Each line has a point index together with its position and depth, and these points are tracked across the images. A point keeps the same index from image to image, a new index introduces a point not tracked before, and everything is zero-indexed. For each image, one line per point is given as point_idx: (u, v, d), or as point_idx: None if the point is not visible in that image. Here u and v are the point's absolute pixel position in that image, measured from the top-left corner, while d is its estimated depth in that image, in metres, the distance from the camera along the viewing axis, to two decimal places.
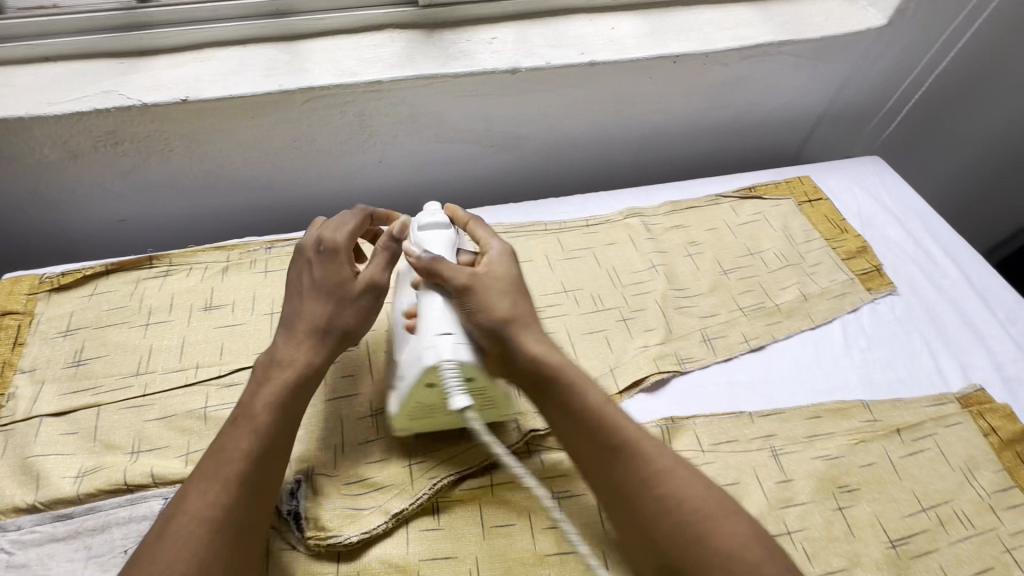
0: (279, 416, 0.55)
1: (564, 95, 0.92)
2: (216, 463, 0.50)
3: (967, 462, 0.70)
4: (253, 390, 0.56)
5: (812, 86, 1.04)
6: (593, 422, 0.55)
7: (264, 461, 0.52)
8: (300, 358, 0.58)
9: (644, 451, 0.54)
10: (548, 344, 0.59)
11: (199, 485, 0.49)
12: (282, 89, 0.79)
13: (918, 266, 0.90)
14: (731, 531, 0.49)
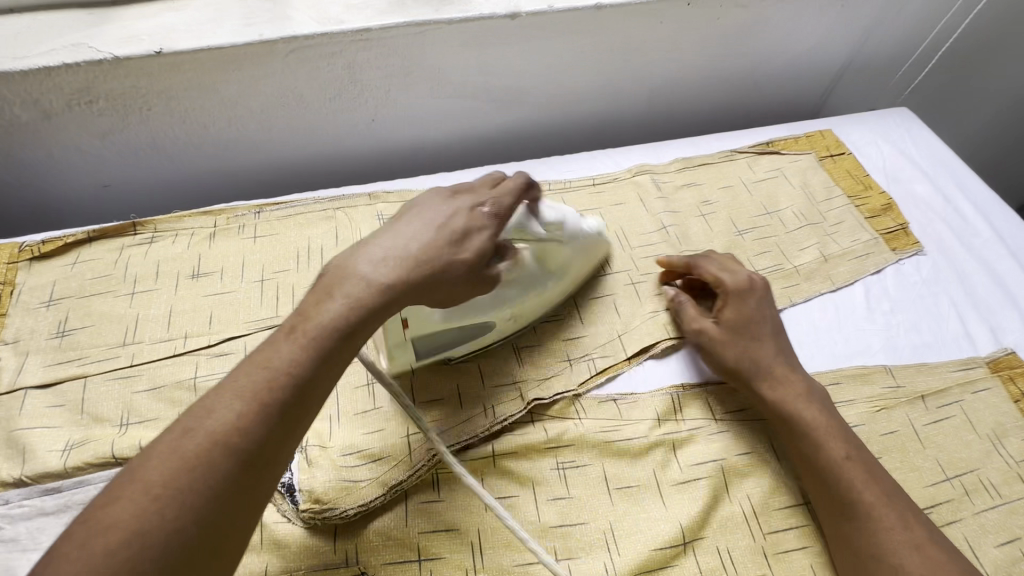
0: (337, 342, 0.47)
1: (568, 43, 0.85)
2: (255, 381, 0.43)
3: (995, 430, 0.67)
4: (321, 302, 0.48)
5: (837, 31, 0.96)
6: (789, 416, 0.62)
7: (305, 394, 0.45)
8: (379, 282, 0.49)
9: (829, 447, 0.59)
10: (729, 314, 0.67)
11: (231, 400, 0.42)
12: (263, 39, 0.73)
13: (947, 225, 0.85)
14: (888, 519, 0.54)
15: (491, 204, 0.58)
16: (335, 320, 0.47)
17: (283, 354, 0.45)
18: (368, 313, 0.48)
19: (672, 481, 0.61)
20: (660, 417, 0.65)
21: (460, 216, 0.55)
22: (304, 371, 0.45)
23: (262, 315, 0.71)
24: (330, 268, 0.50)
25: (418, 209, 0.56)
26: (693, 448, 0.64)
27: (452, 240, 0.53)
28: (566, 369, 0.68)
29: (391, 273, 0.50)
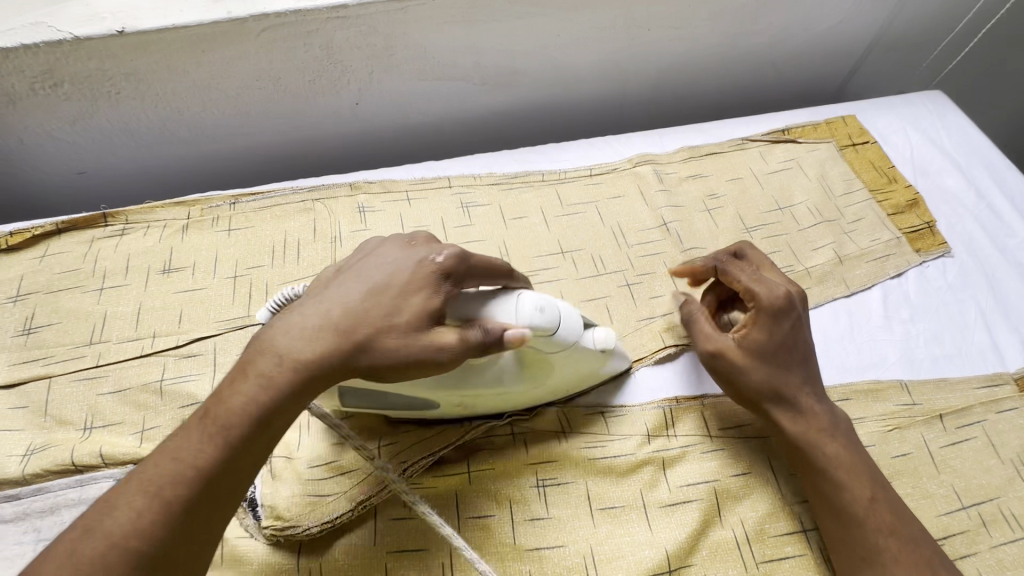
0: (252, 426, 0.42)
1: (565, 19, 0.78)
2: (156, 474, 0.39)
3: (1020, 454, 0.61)
4: (235, 378, 0.43)
5: (866, 5, 0.87)
6: (827, 445, 0.55)
7: (210, 491, 0.40)
8: (302, 352, 0.43)
9: (863, 483, 0.54)
10: (782, 336, 0.57)
11: (132, 496, 0.38)
12: (231, 16, 0.68)
13: (979, 223, 0.77)
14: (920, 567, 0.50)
15: (446, 256, 0.46)
16: (245, 406, 0.42)
17: (189, 442, 0.41)
18: (281, 392, 0.42)
19: (659, 503, 0.57)
20: (649, 433, 0.61)
21: (403, 273, 0.46)
22: (211, 462, 0.40)
23: (233, 314, 0.68)
24: (255, 339, 0.45)
25: (364, 263, 0.47)
26: (684, 468, 0.59)
27: (382, 309, 0.44)
28: None
29: (310, 348, 0.43)
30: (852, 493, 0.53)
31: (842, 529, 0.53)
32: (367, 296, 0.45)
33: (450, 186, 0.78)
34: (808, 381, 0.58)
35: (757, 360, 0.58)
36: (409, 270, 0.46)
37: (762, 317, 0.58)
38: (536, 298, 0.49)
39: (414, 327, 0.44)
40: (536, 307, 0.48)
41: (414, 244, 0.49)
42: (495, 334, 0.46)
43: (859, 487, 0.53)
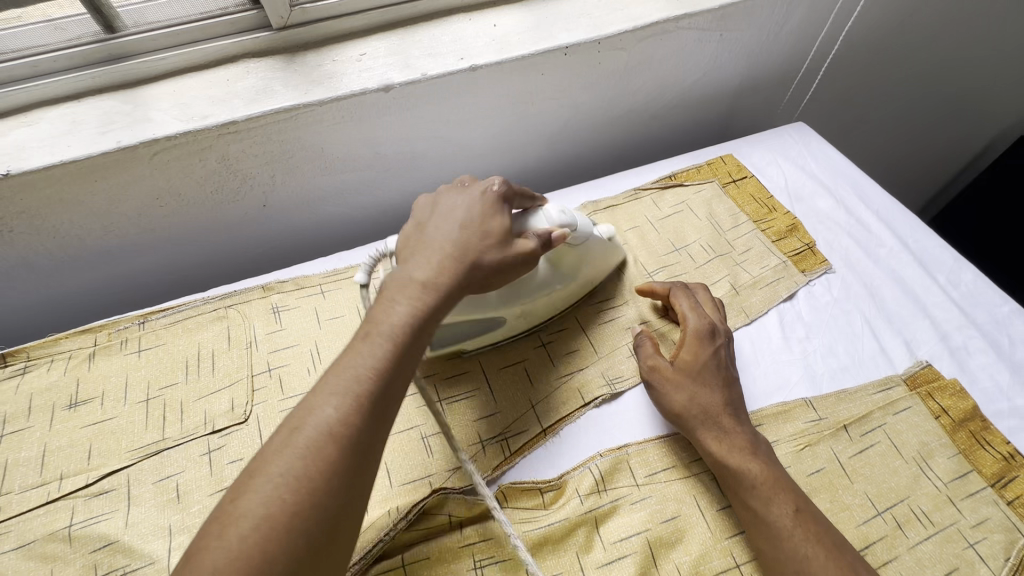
0: (412, 339, 0.46)
1: (451, 106, 0.83)
2: (344, 379, 0.42)
3: (921, 451, 0.65)
4: (389, 306, 0.48)
5: (723, 58, 0.97)
6: (722, 433, 0.61)
7: (394, 385, 0.44)
8: (436, 276, 0.50)
9: (747, 463, 0.58)
10: (696, 357, 0.66)
11: (326, 398, 0.41)
12: (121, 145, 0.69)
13: (852, 238, 0.85)
14: (817, 531, 0.54)
15: (502, 185, 0.59)
16: (409, 321, 0.47)
17: (363, 356, 0.44)
18: (431, 300, 0.49)
19: (595, 564, 0.57)
20: (581, 493, 0.62)
21: (475, 205, 0.57)
22: (390, 363, 0.44)
23: (147, 441, 0.66)
24: (386, 281, 0.51)
25: (439, 209, 0.57)
26: (617, 522, 0.60)
27: (475, 233, 0.54)
28: (479, 454, 0.65)
29: (439, 266, 0.51)
30: (775, 507, 0.55)
31: (774, 550, 0.54)
32: (459, 223, 0.55)
33: None
34: (731, 403, 0.63)
35: (675, 384, 0.64)
36: (477, 202, 0.57)
37: (690, 340, 0.67)
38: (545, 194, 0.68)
39: (502, 240, 0.56)
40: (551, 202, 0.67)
41: (465, 187, 0.60)
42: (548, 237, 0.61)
43: (781, 500, 0.55)
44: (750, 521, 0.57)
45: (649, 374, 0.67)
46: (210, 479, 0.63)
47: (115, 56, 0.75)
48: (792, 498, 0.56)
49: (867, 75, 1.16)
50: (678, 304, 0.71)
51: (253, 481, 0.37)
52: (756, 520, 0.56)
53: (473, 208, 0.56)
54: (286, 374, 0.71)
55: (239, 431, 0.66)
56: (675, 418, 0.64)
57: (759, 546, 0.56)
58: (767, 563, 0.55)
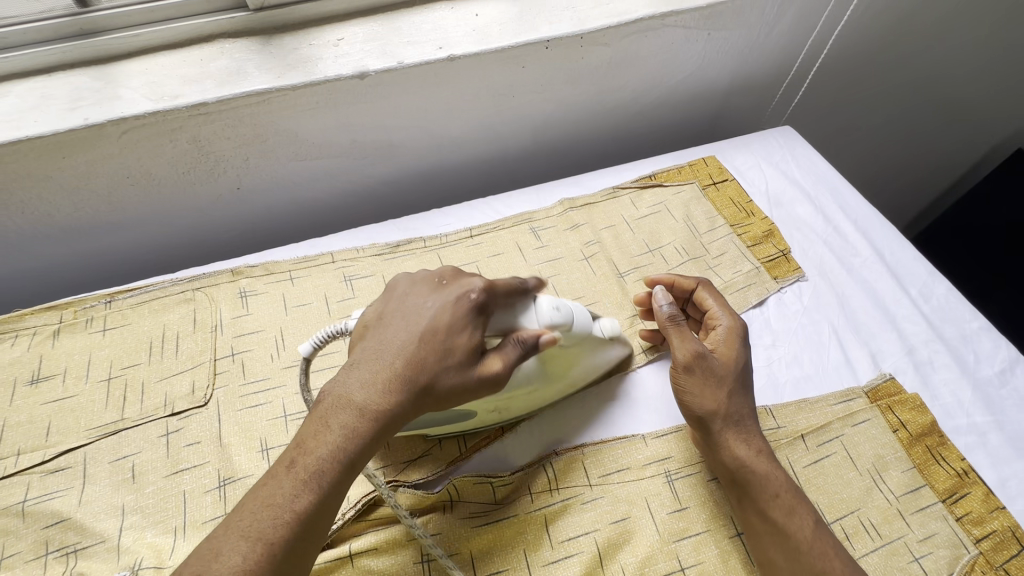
0: (338, 475, 0.45)
1: (428, 97, 0.82)
2: (260, 521, 0.42)
3: (876, 463, 0.65)
4: (319, 437, 0.46)
5: (711, 58, 0.96)
6: (750, 445, 0.60)
7: (315, 528, 0.44)
8: (375, 406, 0.47)
9: (771, 474, 0.58)
10: (737, 364, 0.64)
11: (236, 542, 0.41)
12: (88, 122, 0.69)
13: (828, 246, 0.84)
14: (831, 544, 0.55)
15: (480, 291, 0.53)
16: (333, 452, 0.45)
17: (281, 489, 0.43)
18: (367, 434, 0.46)
19: (541, 562, 0.58)
20: (534, 491, 0.62)
21: (445, 312, 0.52)
22: (307, 509, 0.43)
23: (106, 420, 0.66)
24: (327, 390, 0.48)
25: (407, 308, 0.53)
26: (567, 521, 0.61)
27: (435, 349, 0.50)
28: (435, 447, 0.66)
29: (387, 395, 0.48)
30: (800, 518, 0.56)
31: (791, 559, 0.54)
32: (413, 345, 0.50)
33: (333, 261, 0.80)
34: (753, 414, 0.63)
35: (714, 379, 0.62)
36: (450, 309, 0.52)
37: (727, 335, 0.66)
38: (550, 300, 0.58)
39: (463, 361, 0.51)
40: (553, 307, 0.57)
41: (443, 283, 0.55)
42: (534, 342, 0.54)
43: (802, 511, 0.56)
44: (769, 528, 0.56)
45: (688, 358, 0.62)
46: (167, 460, 0.63)
47: (87, 30, 0.74)
48: (810, 512, 0.57)
49: (860, 80, 1.15)
50: (708, 302, 0.69)
51: None
52: (775, 529, 0.56)
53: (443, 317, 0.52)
54: (250, 359, 0.71)
55: (199, 414, 0.67)
56: (712, 425, 0.60)
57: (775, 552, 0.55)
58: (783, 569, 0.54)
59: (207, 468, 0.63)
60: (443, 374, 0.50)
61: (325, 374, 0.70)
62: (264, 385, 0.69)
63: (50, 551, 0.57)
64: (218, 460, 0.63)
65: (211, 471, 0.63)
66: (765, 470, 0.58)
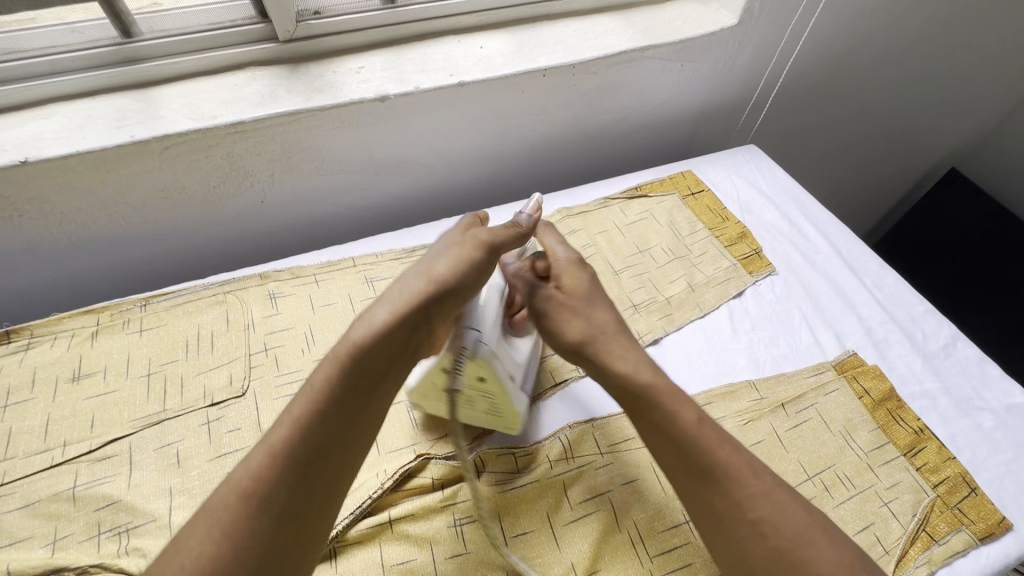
0: (379, 338, 0.49)
1: (440, 118, 0.92)
2: (306, 395, 0.47)
3: (846, 425, 0.75)
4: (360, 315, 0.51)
5: (684, 86, 1.09)
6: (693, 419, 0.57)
7: (353, 399, 0.48)
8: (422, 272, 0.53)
9: (712, 441, 0.55)
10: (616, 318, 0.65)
11: (286, 413, 0.47)
12: (134, 139, 0.75)
13: (794, 245, 0.96)
14: (787, 505, 0.52)
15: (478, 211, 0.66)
16: (376, 316, 0.49)
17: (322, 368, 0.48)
18: (422, 290, 0.51)
19: (563, 521, 0.64)
20: (551, 459, 0.69)
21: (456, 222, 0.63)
22: (348, 375, 0.48)
23: (148, 411, 0.70)
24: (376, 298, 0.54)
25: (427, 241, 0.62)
26: (582, 485, 0.67)
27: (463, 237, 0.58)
28: (459, 426, 0.72)
29: (431, 264, 0.54)
30: (743, 474, 0.53)
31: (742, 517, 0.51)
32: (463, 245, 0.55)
33: (354, 265, 0.87)
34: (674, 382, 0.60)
35: (608, 344, 0.63)
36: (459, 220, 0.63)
37: (582, 293, 0.66)
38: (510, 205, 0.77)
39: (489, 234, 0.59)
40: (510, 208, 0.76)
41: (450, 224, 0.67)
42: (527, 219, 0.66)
43: (746, 471, 0.53)
44: (707, 504, 0.54)
45: (574, 340, 0.63)
46: (210, 445, 0.68)
47: (129, 59, 0.81)
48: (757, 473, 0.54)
49: (810, 106, 1.31)
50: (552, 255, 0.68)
51: (212, 499, 0.43)
52: (721, 491, 0.53)
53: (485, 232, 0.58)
54: (282, 353, 0.77)
55: (238, 403, 0.72)
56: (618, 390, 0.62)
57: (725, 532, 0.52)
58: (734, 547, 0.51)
59: None
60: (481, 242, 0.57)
61: None
62: (297, 376, 0.75)
63: (102, 531, 0.61)
64: (259, 443, 0.68)
65: None
66: (708, 438, 0.55)
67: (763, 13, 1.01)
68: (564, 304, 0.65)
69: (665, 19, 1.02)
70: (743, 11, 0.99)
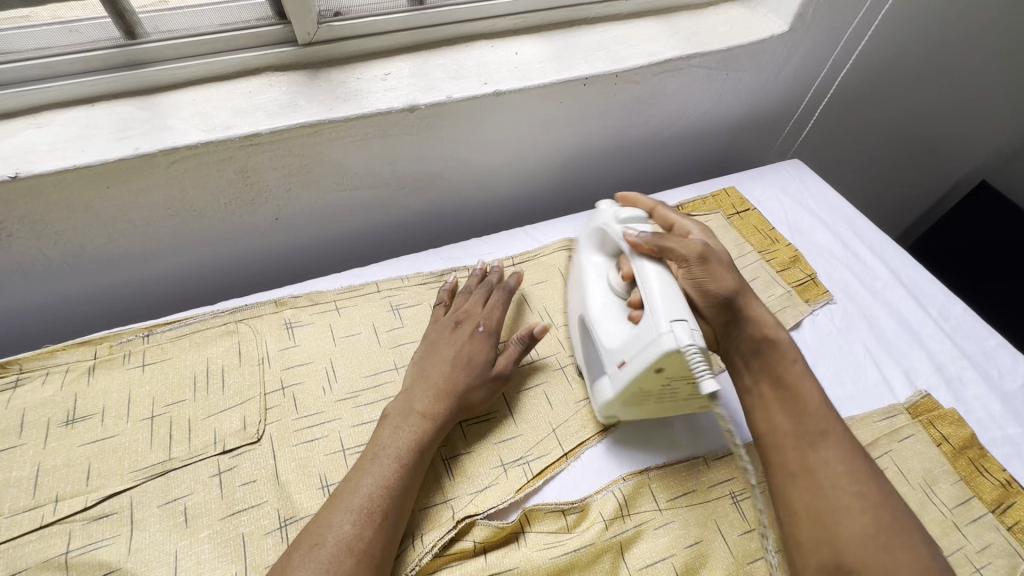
0: (416, 458, 0.58)
1: (472, 130, 0.85)
2: (358, 502, 0.53)
3: (926, 478, 0.68)
4: (393, 432, 0.59)
5: (727, 96, 1.02)
6: (798, 401, 0.58)
7: (404, 506, 0.55)
8: (443, 391, 0.63)
9: (825, 421, 0.56)
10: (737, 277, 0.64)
11: (342, 517, 0.52)
12: (138, 152, 0.68)
13: (850, 271, 0.89)
14: (838, 481, 0.52)
15: (484, 299, 0.74)
16: (409, 441, 0.59)
17: (370, 477, 0.55)
18: (446, 409, 0.62)
19: None
20: (605, 518, 0.61)
21: (462, 321, 0.71)
22: (397, 483, 0.56)
23: (152, 461, 0.62)
24: (389, 411, 0.62)
25: (435, 347, 0.68)
26: (641, 548, 0.60)
27: (467, 344, 0.67)
28: (500, 477, 0.64)
29: (451, 373, 0.64)
30: (829, 452, 0.54)
31: (850, 490, 0.51)
32: (466, 360, 0.66)
33: (378, 291, 0.80)
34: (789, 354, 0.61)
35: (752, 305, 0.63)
36: (462, 321, 0.71)
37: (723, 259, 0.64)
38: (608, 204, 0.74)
39: (488, 335, 0.69)
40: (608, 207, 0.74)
41: (455, 326, 0.70)
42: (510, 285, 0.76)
43: (833, 441, 0.54)
44: (805, 471, 0.54)
45: (725, 290, 0.62)
46: (222, 500, 0.60)
47: (132, 62, 0.73)
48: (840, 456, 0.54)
49: (852, 117, 1.24)
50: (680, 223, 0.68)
51: None
52: (841, 457, 0.53)
53: (663, 238, 0.63)
54: (302, 391, 0.69)
55: (253, 451, 0.64)
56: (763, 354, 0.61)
57: (813, 503, 0.52)
58: (840, 515, 0.51)
59: (265, 508, 0.60)
60: (488, 336, 0.69)
61: (381, 405, 0.69)
62: (319, 419, 0.67)
63: None
64: (277, 497, 0.61)
65: (270, 511, 0.60)
66: (807, 406, 0.57)
67: (816, 20, 0.94)
68: (715, 255, 0.64)
69: (711, 25, 0.95)
70: (796, 17, 0.93)
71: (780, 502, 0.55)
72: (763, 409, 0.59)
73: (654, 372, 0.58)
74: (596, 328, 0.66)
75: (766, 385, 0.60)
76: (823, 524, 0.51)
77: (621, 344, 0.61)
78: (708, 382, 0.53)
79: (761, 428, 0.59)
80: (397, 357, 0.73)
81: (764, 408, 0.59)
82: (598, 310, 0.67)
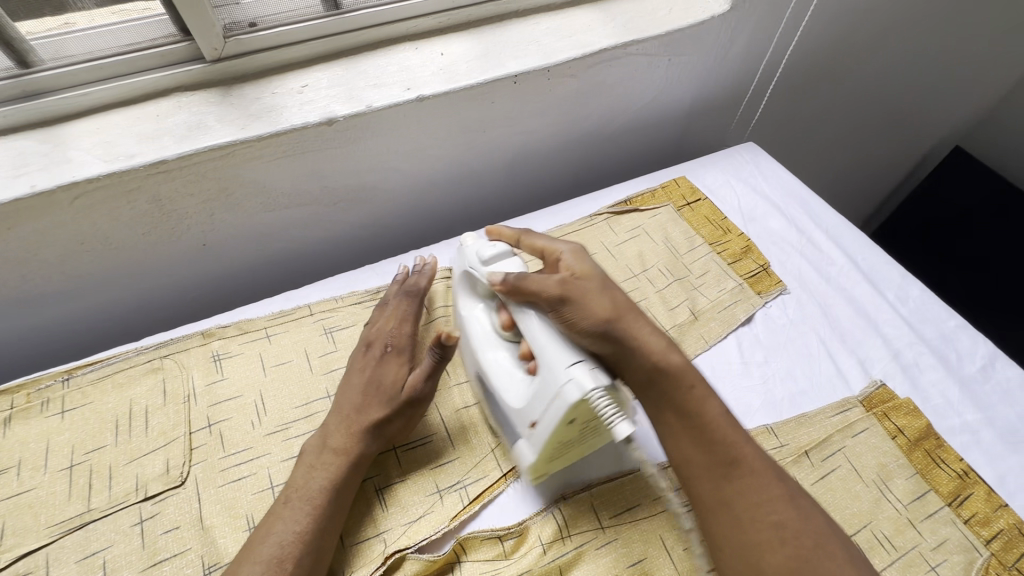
0: (332, 498, 0.56)
1: (400, 139, 0.81)
2: (269, 550, 0.52)
3: (880, 473, 0.65)
4: (306, 472, 0.58)
5: (673, 82, 0.98)
6: (704, 430, 0.54)
7: (320, 549, 0.54)
8: (354, 425, 0.60)
9: (733, 448, 0.53)
10: (612, 298, 0.58)
11: (252, 568, 0.50)
12: (35, 190, 0.64)
13: (804, 257, 0.86)
14: (757, 509, 0.50)
15: (396, 312, 0.70)
16: (322, 481, 0.57)
17: (283, 522, 0.54)
18: (361, 444, 0.60)
19: None
20: (543, 541, 0.59)
21: (371, 342, 0.67)
22: (310, 527, 0.54)
23: (70, 514, 0.60)
24: (304, 449, 0.61)
25: (348, 375, 0.65)
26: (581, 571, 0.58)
27: (375, 370, 0.64)
28: (435, 505, 0.62)
29: (361, 403, 0.62)
30: (745, 479, 0.51)
31: (767, 516, 0.50)
32: (376, 386, 0.63)
33: (311, 314, 0.77)
34: (681, 371, 0.56)
35: (639, 327, 0.57)
36: (371, 342, 0.67)
37: (597, 281, 0.60)
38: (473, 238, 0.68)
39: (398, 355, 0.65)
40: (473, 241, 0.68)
41: (365, 350, 0.67)
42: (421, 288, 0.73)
43: (745, 467, 0.52)
44: (720, 504, 0.51)
45: (601, 322, 0.55)
46: (143, 550, 0.58)
47: (28, 94, 0.69)
48: (752, 480, 0.51)
49: (811, 93, 1.20)
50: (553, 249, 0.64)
51: None
52: (755, 481, 0.51)
53: (526, 277, 0.59)
54: (229, 428, 0.66)
55: (176, 496, 0.61)
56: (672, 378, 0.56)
57: (736, 539, 0.50)
58: (764, 546, 0.48)
59: (188, 556, 0.58)
60: (398, 357, 0.65)
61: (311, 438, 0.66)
62: (246, 457, 0.64)
63: None
64: (201, 543, 0.58)
65: (193, 559, 0.57)
66: (713, 431, 0.54)
67: None
68: (579, 285, 0.58)
69: (649, 9, 0.91)
70: None
71: (708, 538, 0.52)
72: (672, 442, 0.55)
73: (567, 426, 0.53)
74: (495, 382, 0.61)
75: (669, 411, 0.56)
76: (748, 558, 0.49)
77: (526, 400, 0.57)
78: (618, 426, 0.50)
79: (673, 462, 0.55)
80: (330, 385, 0.71)
81: (674, 439, 0.55)
82: (493, 366, 0.62)
